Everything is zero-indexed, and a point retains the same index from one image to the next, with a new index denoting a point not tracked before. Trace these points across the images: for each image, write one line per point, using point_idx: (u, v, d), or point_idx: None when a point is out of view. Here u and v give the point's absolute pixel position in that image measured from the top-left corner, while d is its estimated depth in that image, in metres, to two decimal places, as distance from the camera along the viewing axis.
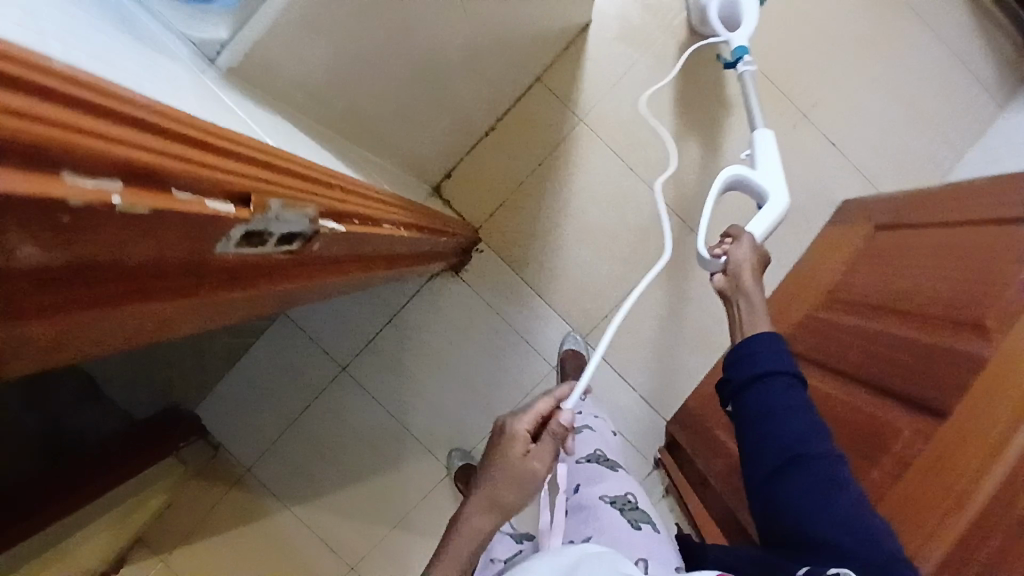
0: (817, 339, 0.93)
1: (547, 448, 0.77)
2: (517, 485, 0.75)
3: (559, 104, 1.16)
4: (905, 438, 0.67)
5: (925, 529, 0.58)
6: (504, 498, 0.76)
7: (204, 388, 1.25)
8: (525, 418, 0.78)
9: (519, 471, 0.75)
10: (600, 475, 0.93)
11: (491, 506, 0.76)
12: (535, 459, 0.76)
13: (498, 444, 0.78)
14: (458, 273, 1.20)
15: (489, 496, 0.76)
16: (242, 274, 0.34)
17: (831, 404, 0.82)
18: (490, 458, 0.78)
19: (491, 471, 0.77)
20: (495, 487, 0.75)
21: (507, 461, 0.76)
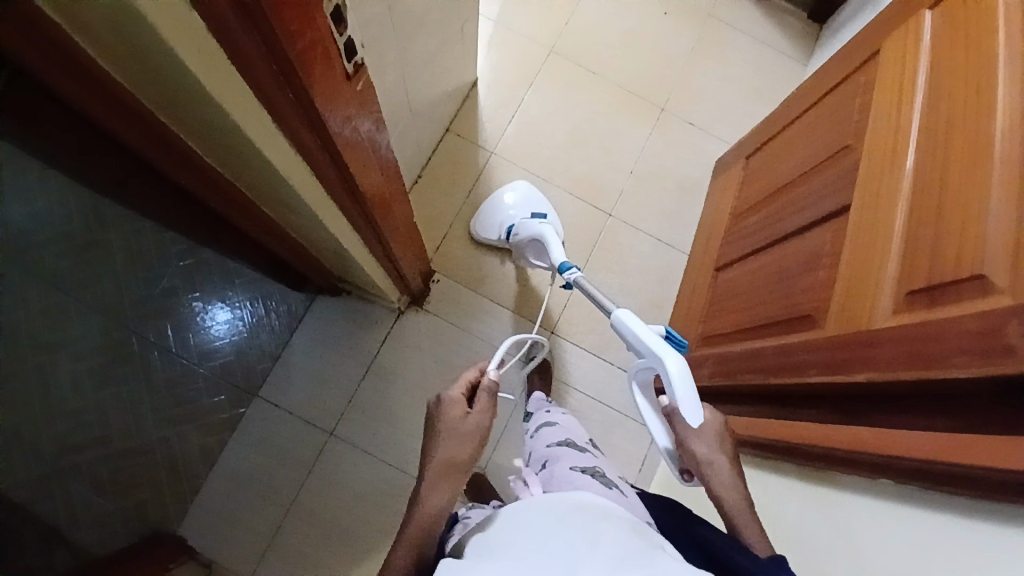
0: (739, 242, 1.09)
1: (484, 406, 0.76)
2: (464, 443, 0.73)
3: (470, 144, 1.35)
4: (832, 241, 0.82)
5: (872, 275, 0.72)
6: (454, 458, 0.72)
7: (185, 500, 1.18)
8: (457, 386, 0.78)
9: (463, 431, 0.73)
10: (572, 452, 0.86)
11: (446, 474, 0.71)
12: (477, 417, 0.75)
13: (435, 418, 0.76)
14: (421, 306, 1.28)
15: (442, 464, 0.71)
16: (324, 79, 0.45)
17: (766, 266, 0.96)
18: (430, 432, 0.75)
19: (434, 442, 0.73)
20: (446, 450, 0.72)
21: (449, 425, 0.74)
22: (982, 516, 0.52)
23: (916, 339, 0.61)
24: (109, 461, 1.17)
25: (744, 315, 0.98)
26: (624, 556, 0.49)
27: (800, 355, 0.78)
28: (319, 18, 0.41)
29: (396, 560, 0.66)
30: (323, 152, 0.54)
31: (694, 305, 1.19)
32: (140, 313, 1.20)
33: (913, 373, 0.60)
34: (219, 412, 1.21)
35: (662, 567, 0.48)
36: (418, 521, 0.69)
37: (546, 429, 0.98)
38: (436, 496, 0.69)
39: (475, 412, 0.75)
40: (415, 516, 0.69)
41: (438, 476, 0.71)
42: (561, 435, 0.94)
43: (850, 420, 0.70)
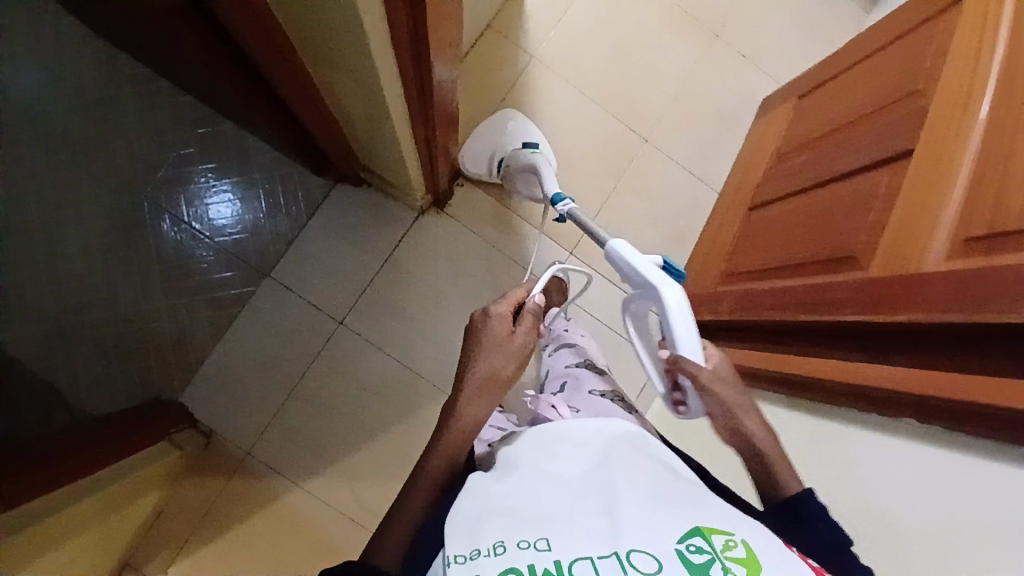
0: (780, 182, 1.07)
1: (529, 326, 0.71)
2: (511, 361, 0.67)
3: (511, 44, 1.28)
4: (886, 183, 0.80)
5: (926, 221, 0.71)
6: (496, 374, 0.66)
7: (188, 371, 1.17)
8: (502, 303, 0.72)
9: (509, 348, 0.68)
10: (591, 378, 0.84)
11: (485, 390, 0.66)
12: (521, 337, 0.70)
13: (477, 330, 0.70)
14: (443, 209, 1.25)
15: (482, 379, 0.66)
16: None
17: (810, 208, 0.94)
18: (470, 344, 0.69)
19: (473, 355, 0.67)
20: (491, 365, 0.66)
21: (495, 339, 0.68)
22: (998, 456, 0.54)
23: (967, 283, 0.60)
24: (114, 323, 1.15)
25: (777, 253, 0.97)
26: (666, 497, 0.45)
27: (838, 293, 0.78)
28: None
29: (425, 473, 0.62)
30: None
31: (721, 240, 1.18)
32: (154, 181, 1.19)
33: (957, 316, 0.60)
34: (230, 288, 1.19)
35: (704, 510, 0.44)
36: (449, 437, 0.64)
37: (565, 350, 0.94)
38: (478, 409, 0.65)
39: (523, 333, 0.70)
40: (450, 425, 0.64)
41: (477, 389, 0.66)
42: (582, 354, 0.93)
43: (879, 360, 0.70)
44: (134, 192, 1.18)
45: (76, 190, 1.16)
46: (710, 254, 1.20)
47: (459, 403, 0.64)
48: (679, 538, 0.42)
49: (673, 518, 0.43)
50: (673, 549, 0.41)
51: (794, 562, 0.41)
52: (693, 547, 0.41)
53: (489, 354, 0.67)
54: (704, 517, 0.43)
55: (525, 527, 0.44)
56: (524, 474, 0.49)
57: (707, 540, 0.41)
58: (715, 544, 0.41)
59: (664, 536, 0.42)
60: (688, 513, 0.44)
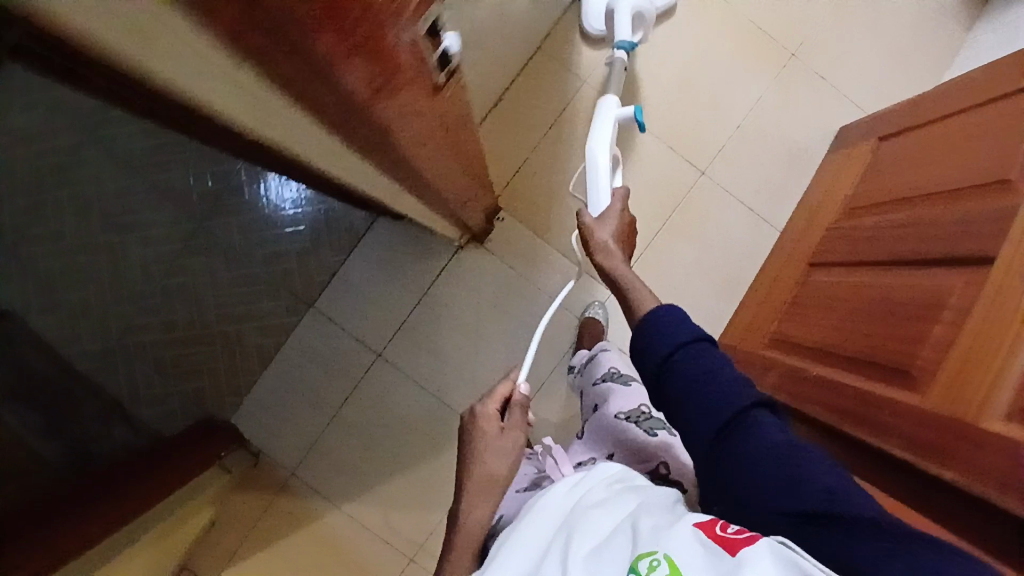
0: (844, 244, 0.97)
1: (517, 423, 0.76)
2: (503, 460, 0.73)
3: (560, 69, 1.20)
4: (959, 292, 0.70)
5: (994, 359, 0.62)
6: (494, 473, 0.72)
7: (237, 393, 1.24)
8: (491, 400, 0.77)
9: (501, 447, 0.73)
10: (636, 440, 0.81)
11: (485, 492, 0.72)
12: (512, 433, 0.75)
13: (469, 434, 0.75)
14: (482, 244, 1.22)
15: (479, 482, 0.72)
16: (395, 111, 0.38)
17: (872, 290, 0.85)
18: (466, 448, 0.75)
19: (469, 460, 0.73)
20: (481, 466, 0.72)
21: (485, 441, 0.74)
22: None
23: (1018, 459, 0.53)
24: (170, 345, 1.23)
25: (831, 334, 0.89)
26: (607, 540, 0.53)
27: (887, 414, 0.71)
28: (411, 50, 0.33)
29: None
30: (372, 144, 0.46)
31: (773, 295, 1.10)
32: (208, 208, 1.23)
33: (1002, 498, 0.53)
34: (276, 315, 1.23)
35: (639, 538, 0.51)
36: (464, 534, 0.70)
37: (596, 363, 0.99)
38: (477, 512, 0.70)
39: (509, 428, 0.75)
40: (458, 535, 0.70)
41: (479, 493, 0.71)
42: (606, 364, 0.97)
43: (917, 507, 0.64)
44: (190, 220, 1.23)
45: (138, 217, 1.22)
46: (760, 308, 1.12)
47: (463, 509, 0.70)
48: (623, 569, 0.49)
49: (612, 561, 0.50)
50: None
51: (703, 546, 0.48)
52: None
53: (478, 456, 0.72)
54: (636, 549, 0.50)
55: None
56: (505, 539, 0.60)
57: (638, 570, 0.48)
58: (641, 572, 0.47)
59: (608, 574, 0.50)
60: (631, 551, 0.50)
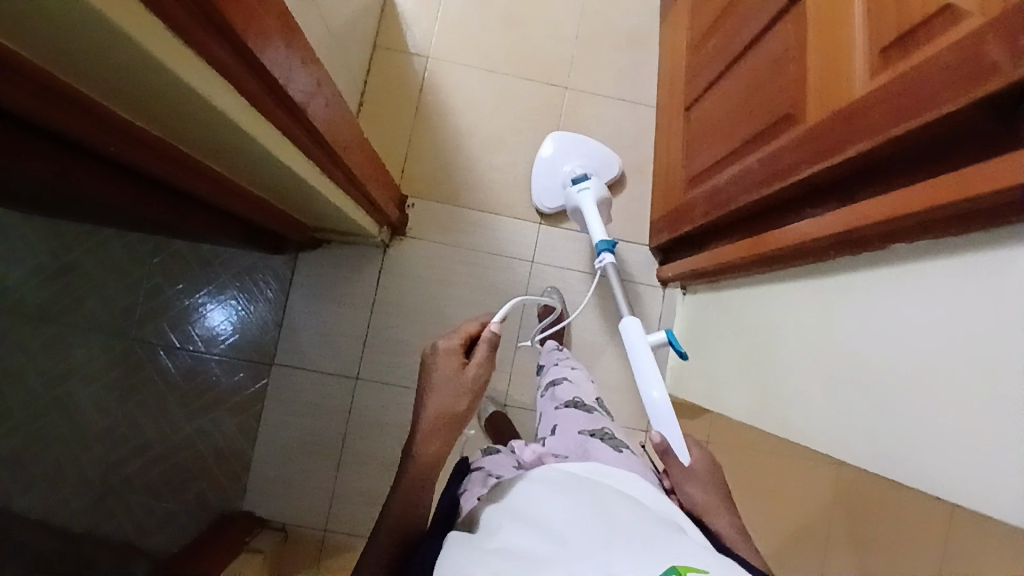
0: (703, 73, 1.06)
1: (482, 358, 0.80)
2: (460, 396, 0.78)
3: (403, 55, 1.27)
4: (794, 31, 0.78)
5: (842, 51, 0.68)
6: (448, 407, 0.77)
7: (239, 482, 1.19)
8: (454, 336, 0.84)
9: (459, 383, 0.79)
10: (605, 450, 0.77)
11: (442, 423, 0.77)
12: (474, 369, 0.80)
13: (432, 366, 0.81)
14: (405, 235, 1.25)
15: (438, 418, 0.77)
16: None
17: (737, 85, 0.93)
18: (426, 381, 0.80)
19: (430, 390, 0.79)
20: (437, 405, 0.77)
21: (446, 378, 0.79)
22: (991, 248, 0.51)
23: (897, 93, 0.58)
24: (155, 467, 1.18)
25: (724, 141, 0.96)
26: (638, 533, 0.49)
27: (789, 154, 0.77)
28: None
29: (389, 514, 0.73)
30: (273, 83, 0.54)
31: (673, 152, 1.17)
32: (137, 321, 1.21)
33: (898, 131, 0.58)
34: (243, 391, 1.21)
35: (678, 548, 0.47)
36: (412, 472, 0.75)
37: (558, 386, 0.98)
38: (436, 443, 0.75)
39: (471, 364, 0.79)
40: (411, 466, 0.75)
41: (434, 423, 0.76)
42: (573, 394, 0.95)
43: (851, 201, 0.69)
44: (125, 339, 1.20)
45: (73, 360, 1.19)
46: (669, 170, 1.19)
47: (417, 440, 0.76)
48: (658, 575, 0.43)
49: (653, 557, 0.45)
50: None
51: None
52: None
53: (438, 391, 0.77)
54: (678, 557, 0.45)
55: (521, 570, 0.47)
56: (520, 516, 0.53)
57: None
58: None
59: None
60: (663, 555, 0.45)
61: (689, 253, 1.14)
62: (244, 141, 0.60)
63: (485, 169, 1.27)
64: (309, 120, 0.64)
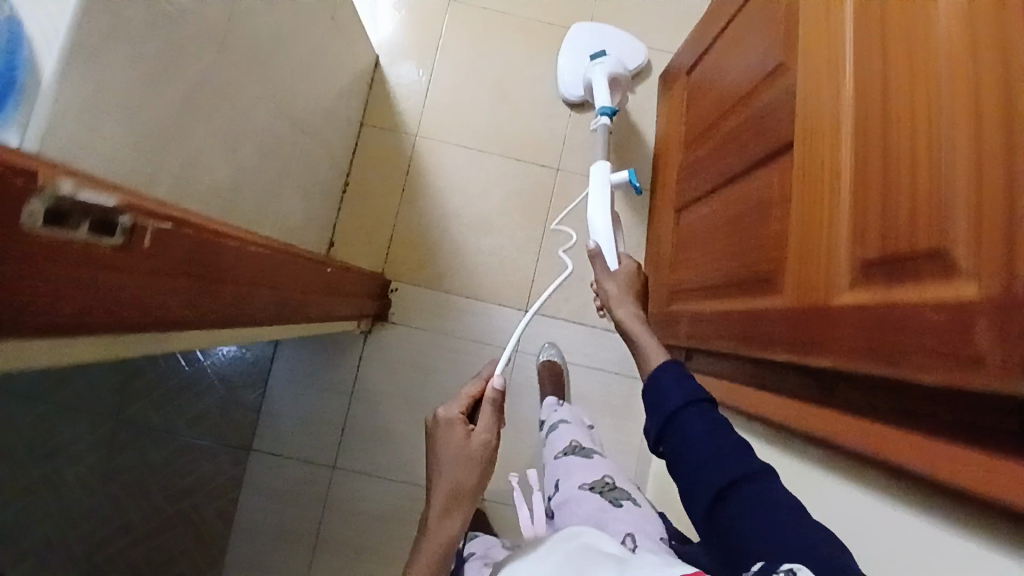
0: (693, 180, 1.00)
1: (488, 421, 0.75)
2: (472, 470, 0.72)
3: (390, 133, 1.24)
4: (780, 187, 0.72)
5: (825, 238, 0.62)
6: (462, 485, 0.72)
7: (216, 564, 1.19)
8: (460, 402, 0.78)
9: (469, 455, 0.72)
10: (605, 507, 0.83)
11: (453, 503, 0.72)
12: (481, 434, 0.74)
13: (435, 437, 0.75)
14: (386, 320, 1.22)
15: (447, 494, 0.72)
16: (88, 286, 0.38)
17: (722, 215, 0.88)
18: (432, 454, 0.74)
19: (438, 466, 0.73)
20: (451, 480, 0.72)
21: (455, 451, 0.73)
22: (975, 535, 0.45)
23: (875, 324, 0.53)
24: (133, 547, 1.18)
25: (708, 270, 0.91)
26: None
27: (767, 325, 0.71)
28: (95, 247, 0.37)
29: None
30: (175, 312, 0.49)
31: (663, 251, 1.12)
32: (121, 399, 1.21)
33: (871, 367, 0.52)
34: (222, 474, 1.21)
35: None
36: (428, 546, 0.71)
37: (556, 436, 1.03)
38: (444, 533, 0.71)
39: (477, 432, 0.74)
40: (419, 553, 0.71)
41: (444, 499, 0.72)
42: (567, 439, 1.00)
43: (827, 401, 0.63)
44: (109, 418, 1.20)
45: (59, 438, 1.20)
46: (658, 267, 1.14)
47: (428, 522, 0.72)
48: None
49: None
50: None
51: None
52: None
53: (449, 469, 0.71)
54: None
55: None
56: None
57: None
58: None
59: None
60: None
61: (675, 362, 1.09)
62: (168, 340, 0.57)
63: (470, 254, 1.23)
64: (245, 307, 0.61)
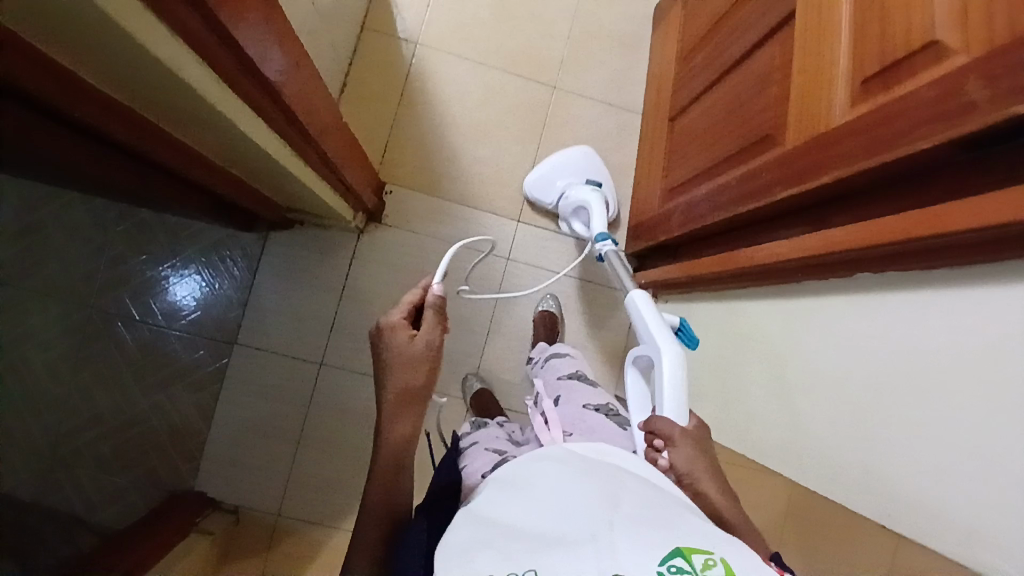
0: (690, 84, 1.06)
1: (431, 322, 0.70)
2: (418, 371, 0.68)
3: (392, 39, 1.26)
4: (780, 53, 0.79)
5: (824, 77, 0.69)
6: (411, 388, 0.68)
7: (193, 457, 1.17)
8: (397, 310, 0.72)
9: (412, 356, 0.68)
10: (611, 427, 0.79)
11: (405, 406, 0.68)
12: (425, 337, 0.70)
13: (379, 347, 0.70)
14: (380, 221, 1.23)
15: (398, 395, 0.68)
16: None
17: (721, 101, 0.94)
18: (379, 363, 0.70)
19: (383, 371, 0.69)
20: (401, 383, 0.67)
21: (398, 354, 0.68)
22: (966, 283, 0.51)
23: (872, 125, 0.59)
24: (106, 438, 1.14)
25: (706, 155, 0.96)
26: (653, 522, 0.44)
27: (765, 174, 0.77)
28: None
29: (371, 505, 0.66)
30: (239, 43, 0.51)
31: (655, 161, 1.18)
32: (98, 286, 1.16)
33: (869, 161, 0.59)
34: (203, 367, 1.18)
35: (686, 531, 0.43)
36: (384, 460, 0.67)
37: (555, 360, 0.99)
38: (402, 427, 0.67)
39: (420, 335, 0.69)
40: (381, 449, 0.67)
41: (399, 410, 0.68)
42: (573, 367, 0.95)
43: (822, 227, 0.70)
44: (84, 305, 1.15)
45: None
46: (649, 178, 1.19)
47: (382, 427, 0.67)
48: (659, 559, 0.40)
49: (658, 540, 0.42)
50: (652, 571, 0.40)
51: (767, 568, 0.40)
52: (673, 568, 0.40)
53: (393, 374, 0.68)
54: (683, 538, 0.42)
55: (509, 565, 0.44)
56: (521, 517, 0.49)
57: (688, 560, 0.40)
58: (693, 564, 0.40)
59: (645, 563, 0.41)
60: (668, 534, 0.43)
61: (663, 262, 1.15)
62: (217, 115, 0.58)
63: (467, 161, 1.25)
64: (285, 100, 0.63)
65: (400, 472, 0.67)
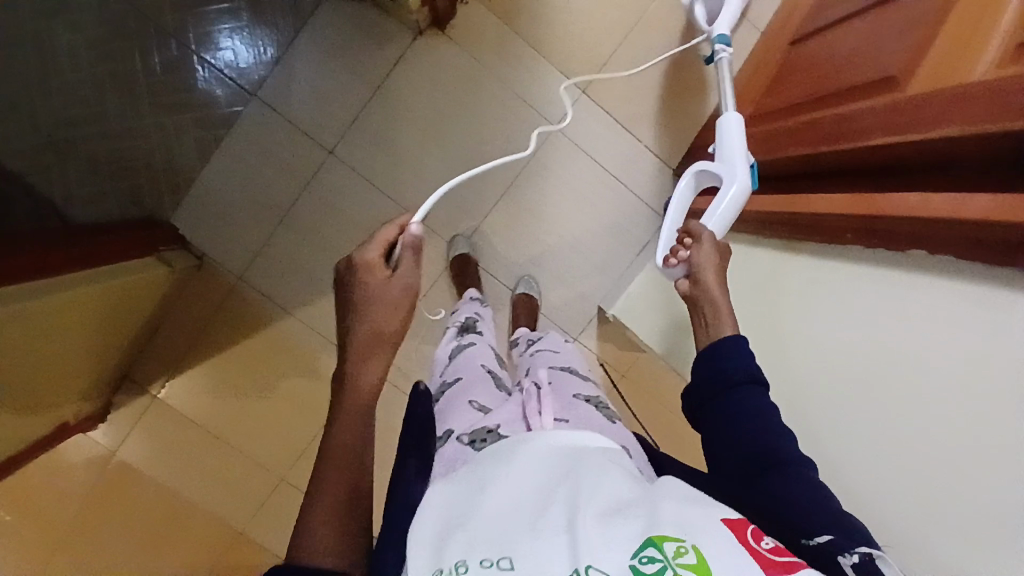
0: (830, 7, 0.92)
1: (411, 260, 0.61)
2: (393, 313, 0.59)
3: None
4: None
5: (992, 23, 0.57)
6: (384, 328, 0.59)
7: (178, 193, 1.14)
8: (374, 245, 0.61)
9: (388, 296, 0.59)
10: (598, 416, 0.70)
11: (374, 348, 0.58)
12: (402, 279, 0.60)
13: (350, 287, 0.61)
14: (443, 32, 1.12)
15: (370, 334, 0.59)
16: None
17: (857, 31, 0.80)
18: (348, 304, 0.60)
19: (354, 311, 0.59)
20: (373, 322, 0.58)
21: (374, 294, 0.59)
22: None
23: (1011, 86, 0.49)
24: (103, 140, 1.10)
25: (813, 89, 0.84)
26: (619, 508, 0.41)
27: (868, 120, 0.67)
28: None
29: (328, 465, 0.54)
30: None
31: (752, 85, 1.05)
32: None
33: (983, 126, 0.49)
34: (214, 108, 1.12)
35: (661, 517, 0.39)
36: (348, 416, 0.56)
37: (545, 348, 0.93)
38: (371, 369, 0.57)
39: (399, 273, 0.60)
40: (346, 399, 0.57)
41: (368, 355, 0.58)
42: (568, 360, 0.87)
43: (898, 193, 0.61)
44: None
45: None
46: (738, 100, 1.07)
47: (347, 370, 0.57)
48: (632, 551, 0.37)
49: (628, 530, 0.39)
50: (624, 563, 0.37)
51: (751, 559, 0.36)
52: (646, 559, 0.37)
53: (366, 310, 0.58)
54: (654, 526, 0.38)
55: (480, 546, 0.41)
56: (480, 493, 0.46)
57: (660, 548, 0.37)
58: (666, 552, 0.37)
59: (616, 552, 0.37)
60: (640, 523, 0.39)
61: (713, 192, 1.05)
62: None
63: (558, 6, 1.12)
64: None
65: (362, 429, 0.56)
